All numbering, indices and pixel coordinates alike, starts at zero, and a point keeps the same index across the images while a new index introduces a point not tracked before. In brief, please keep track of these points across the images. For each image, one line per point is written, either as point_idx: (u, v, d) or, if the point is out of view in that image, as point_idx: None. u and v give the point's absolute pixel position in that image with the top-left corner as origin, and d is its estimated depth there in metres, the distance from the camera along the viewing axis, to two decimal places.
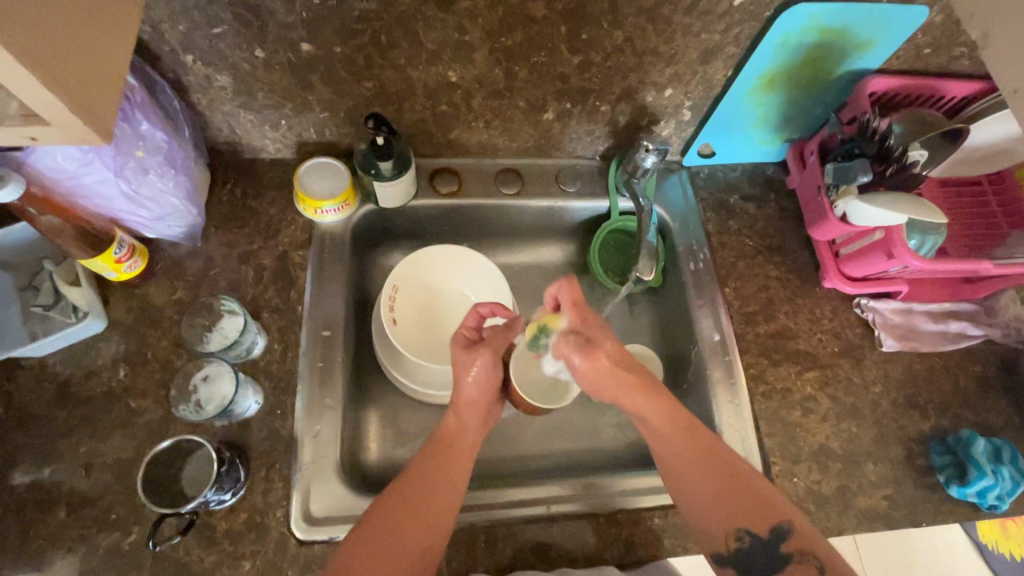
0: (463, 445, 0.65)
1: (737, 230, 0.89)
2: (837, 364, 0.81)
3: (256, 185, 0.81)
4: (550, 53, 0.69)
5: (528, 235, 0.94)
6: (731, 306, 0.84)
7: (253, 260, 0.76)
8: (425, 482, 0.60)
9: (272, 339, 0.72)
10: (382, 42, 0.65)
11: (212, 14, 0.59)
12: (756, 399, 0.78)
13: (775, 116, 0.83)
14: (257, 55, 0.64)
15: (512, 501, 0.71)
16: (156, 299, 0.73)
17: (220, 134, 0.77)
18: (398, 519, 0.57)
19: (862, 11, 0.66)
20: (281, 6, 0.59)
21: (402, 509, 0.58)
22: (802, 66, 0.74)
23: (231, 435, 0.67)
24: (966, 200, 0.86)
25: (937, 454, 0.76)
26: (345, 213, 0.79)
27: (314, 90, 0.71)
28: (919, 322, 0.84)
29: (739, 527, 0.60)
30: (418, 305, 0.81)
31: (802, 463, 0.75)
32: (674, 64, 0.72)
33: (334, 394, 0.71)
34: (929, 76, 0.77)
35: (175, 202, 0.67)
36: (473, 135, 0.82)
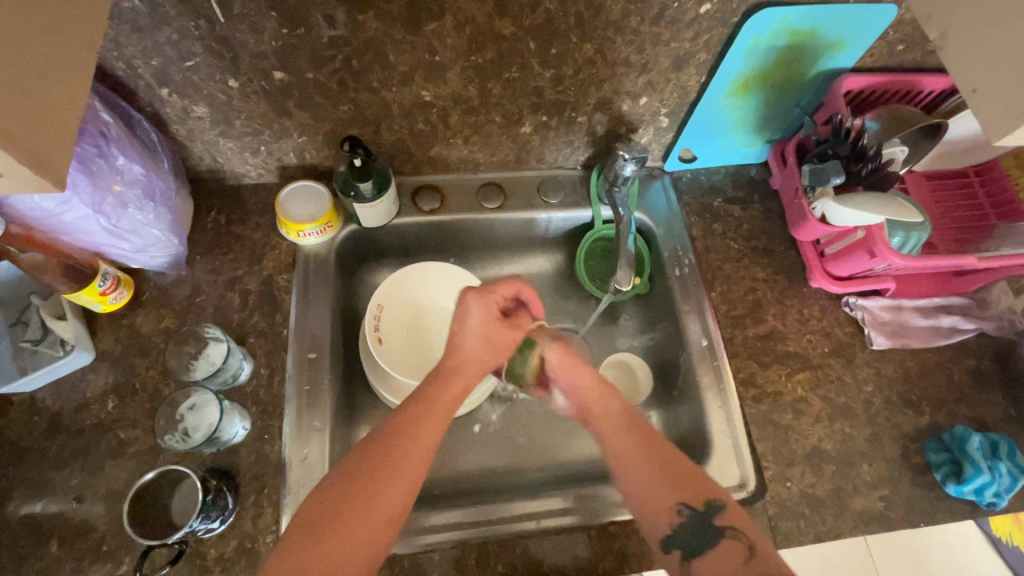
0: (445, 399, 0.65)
1: (722, 233, 0.88)
2: (827, 364, 0.80)
3: (240, 211, 0.82)
4: (521, 68, 0.69)
5: (514, 247, 0.94)
6: (718, 310, 0.83)
7: (238, 285, 0.77)
8: (414, 437, 0.60)
9: (259, 364, 0.73)
10: (354, 67, 0.65)
11: (184, 48, 0.60)
12: (747, 403, 0.77)
13: (753, 119, 0.82)
14: (231, 85, 0.65)
15: (521, 513, 0.72)
16: (143, 328, 0.74)
17: (202, 162, 0.78)
18: (371, 477, 0.57)
19: (831, 11, 0.66)
20: (251, 37, 0.60)
21: (378, 470, 0.57)
22: (776, 68, 0.74)
23: (220, 462, 0.67)
24: (952, 193, 0.86)
25: (933, 452, 0.75)
26: (327, 235, 0.80)
27: (292, 116, 0.71)
28: (910, 318, 0.83)
29: (680, 501, 0.60)
30: (403, 322, 0.81)
31: (796, 466, 0.74)
32: (646, 72, 0.72)
33: (322, 416, 0.72)
34: (905, 72, 0.76)
35: (156, 233, 0.68)
36: (452, 151, 0.83)
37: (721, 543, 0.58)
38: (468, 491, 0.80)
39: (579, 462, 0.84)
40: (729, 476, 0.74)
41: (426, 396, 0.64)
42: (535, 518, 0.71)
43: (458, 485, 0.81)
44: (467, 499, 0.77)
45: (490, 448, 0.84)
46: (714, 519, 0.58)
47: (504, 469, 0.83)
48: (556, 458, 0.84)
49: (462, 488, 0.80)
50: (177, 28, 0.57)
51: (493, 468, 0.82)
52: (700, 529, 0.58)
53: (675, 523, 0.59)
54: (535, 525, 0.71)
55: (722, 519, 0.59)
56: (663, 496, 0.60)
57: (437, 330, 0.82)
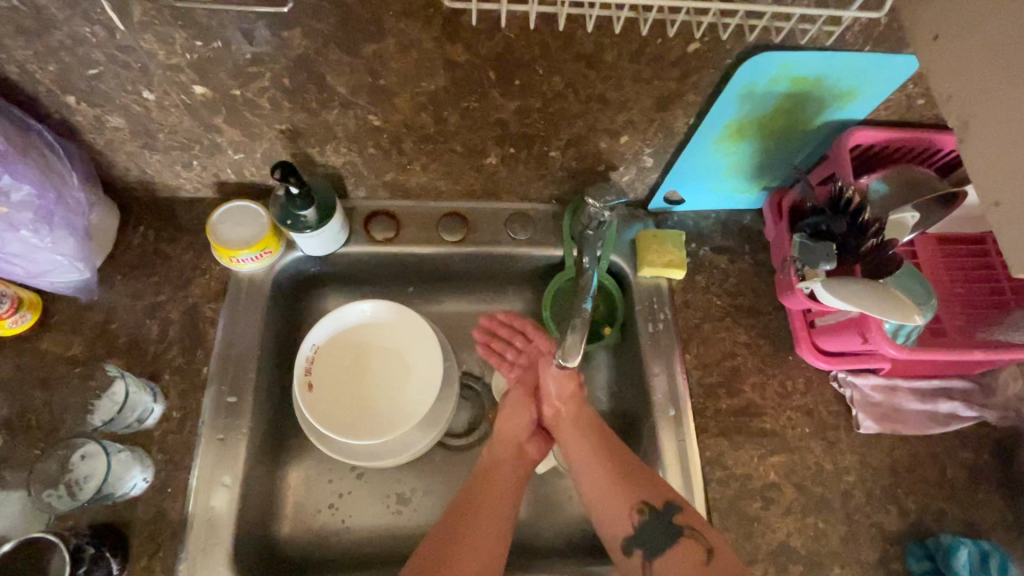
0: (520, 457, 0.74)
1: (704, 287, 0.80)
2: (806, 447, 0.72)
3: (171, 227, 0.74)
4: (482, 99, 0.60)
5: (480, 282, 0.86)
6: (690, 375, 0.75)
7: (159, 312, 0.70)
8: (484, 532, 0.65)
9: (171, 406, 0.66)
10: (286, 86, 0.57)
11: (83, 55, 0.52)
12: (711, 486, 0.70)
13: (748, 165, 0.73)
14: (146, 97, 0.57)
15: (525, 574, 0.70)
16: (48, 354, 0.66)
17: (129, 174, 0.70)
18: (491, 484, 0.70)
19: (839, 59, 0.56)
20: (159, 48, 0.52)
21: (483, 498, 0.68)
22: (775, 116, 0.65)
23: (113, 517, 0.60)
24: (969, 262, 0.76)
25: (913, 558, 0.67)
26: (265, 262, 0.72)
27: (223, 132, 0.63)
28: (904, 401, 0.74)
29: (641, 501, 0.67)
30: (344, 365, 0.74)
31: (758, 564, 0.66)
32: (626, 110, 0.64)
33: (233, 471, 0.64)
34: (924, 128, 0.67)
35: (58, 258, 0.61)
36: (411, 178, 0.74)
37: (679, 543, 0.65)
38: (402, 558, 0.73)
39: (524, 528, 0.77)
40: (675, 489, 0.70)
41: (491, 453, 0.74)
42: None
43: None
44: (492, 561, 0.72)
45: None
46: (672, 518, 0.65)
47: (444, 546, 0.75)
48: None
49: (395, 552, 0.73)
50: (68, 32, 0.49)
51: None
52: (660, 531, 0.66)
53: (636, 523, 0.66)
54: None
55: (680, 519, 0.65)
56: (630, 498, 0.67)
57: (379, 376, 0.74)
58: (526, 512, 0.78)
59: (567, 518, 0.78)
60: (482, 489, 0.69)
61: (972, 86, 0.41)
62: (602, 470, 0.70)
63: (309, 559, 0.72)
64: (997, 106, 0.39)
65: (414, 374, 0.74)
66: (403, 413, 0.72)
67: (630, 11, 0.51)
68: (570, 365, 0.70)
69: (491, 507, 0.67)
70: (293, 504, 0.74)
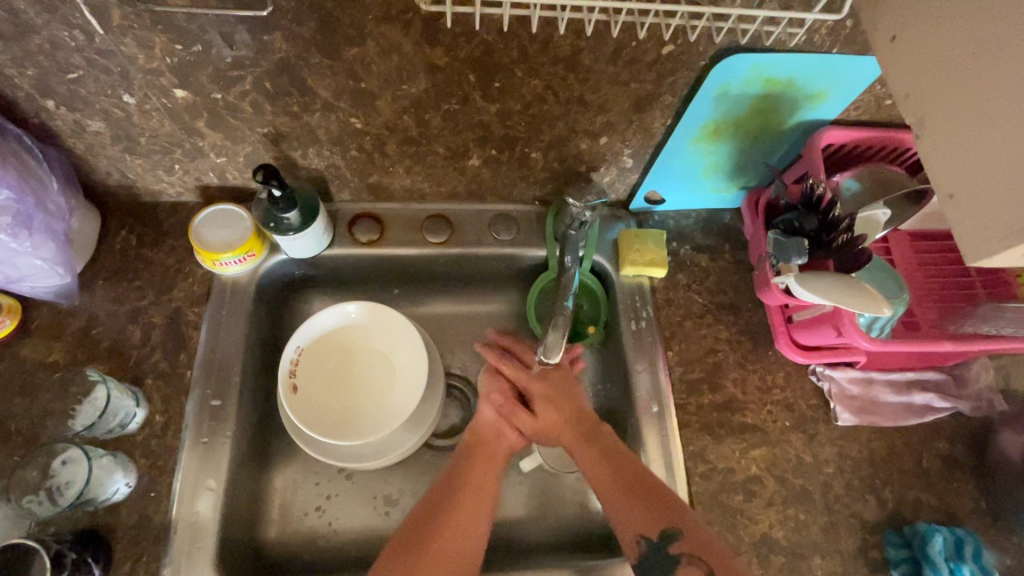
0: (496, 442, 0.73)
1: (685, 285, 0.81)
2: (787, 440, 0.74)
3: (153, 231, 0.74)
4: (463, 101, 0.61)
5: (465, 283, 0.87)
6: (673, 371, 0.76)
7: (142, 317, 0.69)
8: (463, 503, 0.65)
9: (154, 411, 0.65)
10: (267, 89, 0.57)
11: (62, 59, 0.52)
12: (694, 480, 0.71)
13: (726, 165, 0.75)
14: (126, 101, 0.57)
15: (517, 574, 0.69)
16: (28, 361, 0.66)
17: (110, 178, 0.70)
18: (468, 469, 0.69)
19: (809, 61, 0.58)
20: (139, 52, 0.52)
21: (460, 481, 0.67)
22: (749, 117, 0.67)
23: (95, 523, 0.60)
24: (940, 256, 0.78)
25: (891, 547, 0.69)
26: (249, 265, 0.72)
27: (205, 136, 0.63)
28: (880, 394, 0.76)
29: (645, 531, 0.62)
30: (329, 367, 0.74)
31: (741, 556, 0.68)
32: (605, 112, 0.65)
33: (218, 474, 0.64)
34: (893, 127, 0.69)
35: (38, 262, 0.60)
36: (394, 180, 0.75)
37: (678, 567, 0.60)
38: None
39: (512, 526, 0.78)
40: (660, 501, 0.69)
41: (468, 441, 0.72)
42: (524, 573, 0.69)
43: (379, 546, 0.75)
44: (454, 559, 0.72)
45: None
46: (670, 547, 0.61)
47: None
48: None
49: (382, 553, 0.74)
50: (47, 36, 0.50)
51: None
52: (657, 559, 0.61)
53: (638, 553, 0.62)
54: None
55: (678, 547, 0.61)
56: (634, 522, 0.63)
57: (365, 378, 0.74)
58: (513, 511, 0.79)
59: (554, 516, 0.79)
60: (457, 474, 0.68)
61: (926, 80, 0.39)
62: (608, 477, 0.66)
63: (296, 563, 0.72)
64: (947, 94, 0.37)
65: (399, 375, 0.74)
66: (389, 414, 0.73)
67: (603, 14, 0.52)
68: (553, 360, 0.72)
69: (468, 478, 0.68)
70: (279, 507, 0.74)
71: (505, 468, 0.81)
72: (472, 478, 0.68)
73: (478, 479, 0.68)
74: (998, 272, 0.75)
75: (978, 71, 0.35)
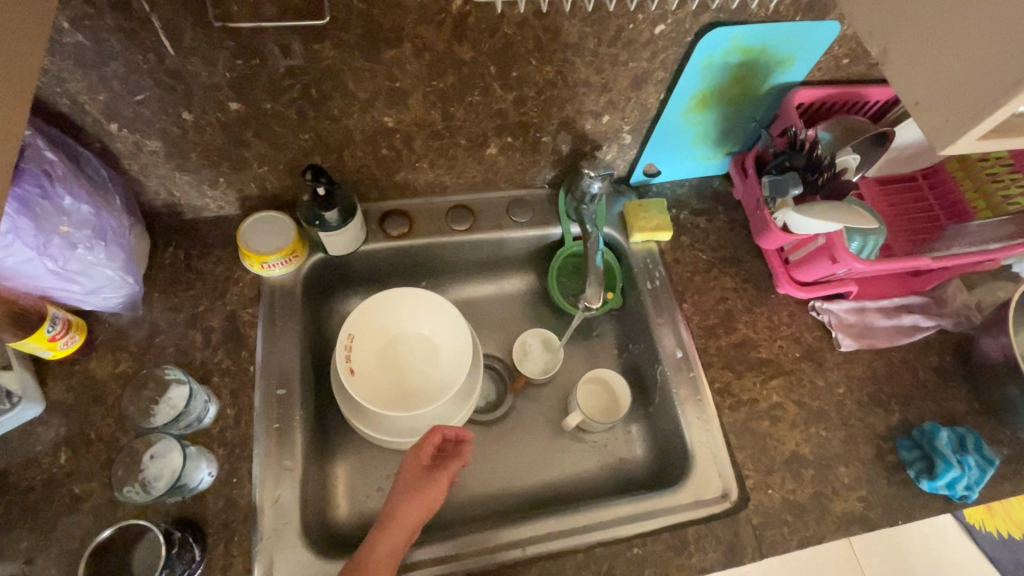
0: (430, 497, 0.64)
1: (690, 245, 0.90)
2: (799, 369, 0.82)
3: (200, 245, 0.79)
4: (484, 92, 0.69)
5: (488, 268, 0.94)
6: (690, 321, 0.84)
7: (200, 322, 0.74)
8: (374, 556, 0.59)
9: (224, 405, 0.70)
10: (313, 96, 0.64)
11: (133, 82, 0.58)
12: (724, 412, 0.78)
13: (713, 132, 0.84)
14: (185, 118, 0.63)
15: (508, 540, 0.70)
16: (98, 374, 0.70)
17: (158, 198, 0.75)
18: (395, 509, 0.63)
19: (778, 29, 0.68)
20: (204, 69, 0.58)
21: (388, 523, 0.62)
22: (731, 84, 0.76)
23: (185, 511, 0.63)
24: (907, 196, 0.89)
25: (905, 449, 0.77)
26: (293, 266, 0.77)
27: (252, 146, 0.70)
28: (874, 319, 0.85)
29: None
30: (377, 352, 0.79)
31: (776, 473, 0.74)
32: (607, 92, 0.74)
33: (294, 455, 0.69)
34: (851, 84, 0.79)
35: (111, 273, 0.65)
36: (419, 176, 0.82)
37: None
38: (458, 521, 0.80)
39: (561, 483, 0.83)
40: (713, 487, 0.73)
41: (406, 487, 0.65)
42: (522, 545, 0.70)
43: (441, 515, 0.80)
44: (437, 534, 0.75)
45: (475, 471, 0.83)
46: None
47: (487, 512, 0.81)
48: (539, 479, 0.83)
49: (448, 518, 0.80)
50: (123, 61, 0.56)
51: (477, 496, 0.82)
52: None
53: None
54: (524, 552, 0.70)
55: None
56: None
57: (412, 359, 0.80)
58: (560, 468, 0.84)
59: (599, 469, 0.84)
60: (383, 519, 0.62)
61: (886, 15, 0.47)
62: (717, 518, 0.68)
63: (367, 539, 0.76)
64: (904, 23, 0.45)
65: (444, 352, 0.80)
66: (440, 388, 0.78)
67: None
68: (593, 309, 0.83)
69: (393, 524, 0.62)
70: (344, 490, 0.78)
71: (548, 432, 0.87)
72: (394, 528, 0.61)
73: (402, 521, 0.62)
74: (946, 184, 0.89)
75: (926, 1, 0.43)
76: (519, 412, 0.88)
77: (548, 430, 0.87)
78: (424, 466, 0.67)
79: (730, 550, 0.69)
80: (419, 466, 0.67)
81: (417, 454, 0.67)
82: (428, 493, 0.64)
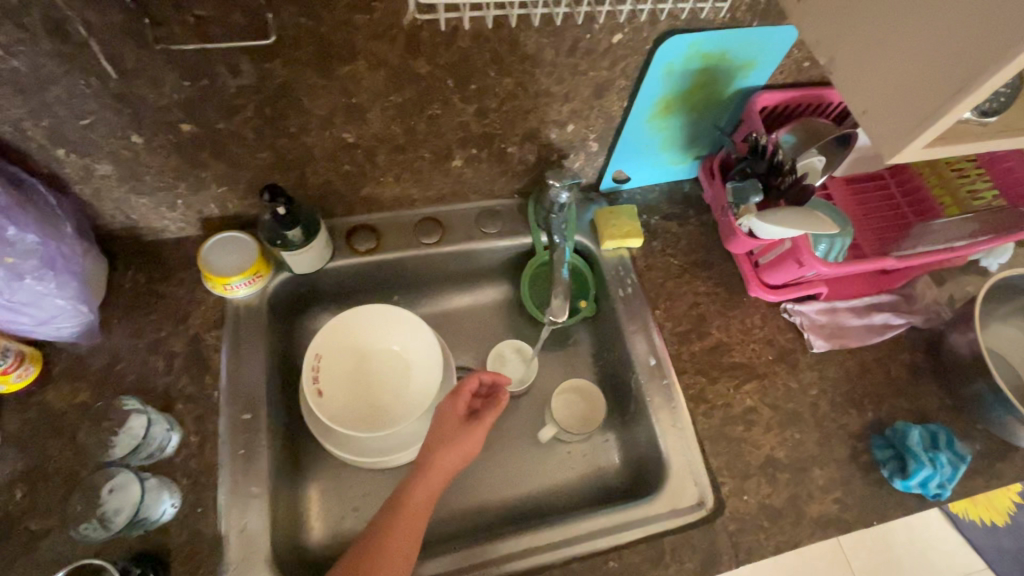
0: (466, 446, 0.65)
1: (661, 251, 0.89)
2: (772, 371, 0.82)
3: (161, 267, 0.77)
4: (444, 105, 0.68)
5: (461, 280, 0.93)
6: (663, 327, 0.84)
7: (162, 347, 0.72)
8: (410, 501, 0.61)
9: (188, 432, 0.68)
10: (268, 114, 0.63)
11: (77, 106, 0.56)
12: (699, 418, 0.78)
13: (679, 137, 0.84)
14: (135, 140, 0.62)
15: (498, 555, 0.69)
16: (55, 405, 0.67)
17: (114, 221, 0.73)
18: (433, 451, 0.64)
19: (736, 34, 0.68)
20: (150, 91, 0.57)
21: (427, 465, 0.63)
22: (694, 90, 0.76)
23: (148, 545, 0.62)
24: (874, 195, 0.90)
25: (878, 448, 0.77)
26: (258, 286, 0.76)
27: (208, 167, 0.68)
28: (845, 319, 0.85)
29: None
30: (347, 371, 0.78)
31: (752, 478, 0.74)
32: (570, 101, 0.73)
33: (260, 481, 0.67)
34: (813, 86, 0.80)
35: (61, 302, 0.64)
36: (384, 190, 0.81)
37: None
38: (435, 540, 0.78)
39: (539, 495, 0.83)
40: (688, 494, 0.73)
41: (443, 432, 0.65)
42: (509, 559, 0.69)
43: None
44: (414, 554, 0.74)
45: (452, 488, 0.82)
46: None
47: (464, 528, 0.80)
48: (518, 492, 0.83)
49: (424, 536, 0.78)
50: (64, 86, 0.54)
51: (454, 513, 0.81)
52: None
53: None
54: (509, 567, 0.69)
55: None
56: None
57: (382, 376, 0.79)
58: (538, 479, 0.84)
59: (577, 480, 0.84)
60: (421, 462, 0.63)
61: (831, 24, 0.47)
62: None
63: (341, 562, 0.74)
64: (849, 32, 0.45)
65: (416, 368, 0.79)
66: (412, 405, 0.77)
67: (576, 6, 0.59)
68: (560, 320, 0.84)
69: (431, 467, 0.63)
70: (318, 513, 0.76)
71: (525, 444, 0.86)
72: (433, 471, 0.63)
73: (441, 464, 0.63)
74: (913, 182, 0.89)
75: (868, 10, 0.43)
76: (496, 425, 0.87)
77: (525, 442, 0.86)
78: (461, 412, 0.67)
79: (706, 558, 0.69)
80: (457, 410, 0.67)
81: (457, 397, 0.68)
82: (464, 444, 0.65)
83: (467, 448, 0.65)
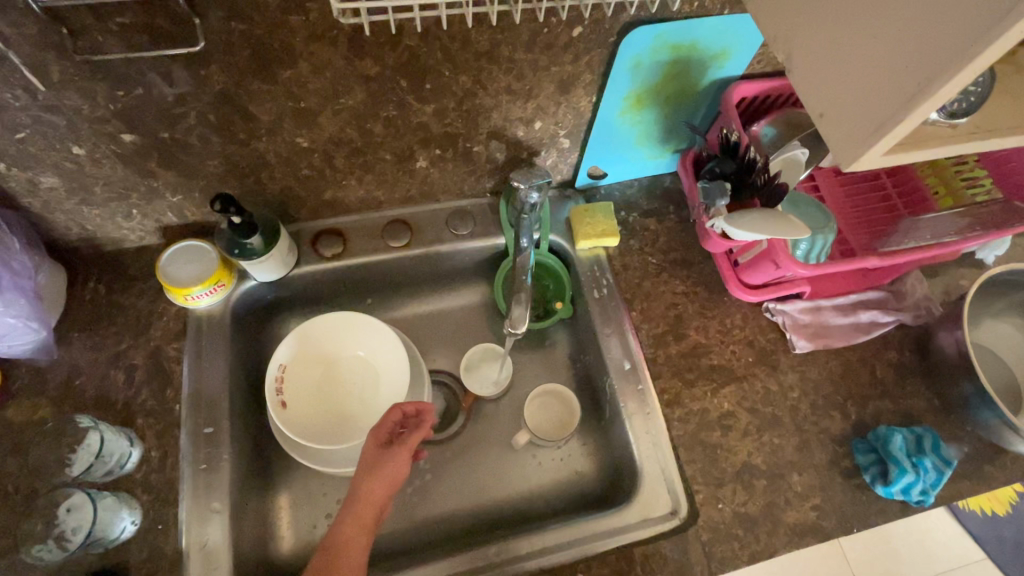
0: (393, 472, 0.60)
1: (639, 249, 0.86)
2: (752, 374, 0.79)
3: (122, 278, 0.76)
4: (399, 106, 0.65)
5: (434, 282, 0.90)
6: (639, 329, 0.81)
7: (123, 360, 0.71)
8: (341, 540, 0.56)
9: (149, 447, 0.67)
10: (213, 122, 0.60)
11: (8, 120, 0.54)
12: (674, 424, 0.76)
13: (655, 131, 0.80)
14: (76, 152, 0.60)
15: (507, 555, 0.69)
16: (15, 421, 0.67)
17: (71, 233, 0.72)
18: (357, 485, 0.59)
19: (705, 24, 0.64)
20: (83, 102, 0.55)
21: (353, 500, 0.58)
22: (666, 82, 0.72)
23: (108, 562, 0.61)
24: (863, 187, 0.86)
25: (860, 453, 0.74)
26: (220, 295, 0.74)
27: (158, 176, 0.66)
28: (829, 318, 0.82)
29: None
30: (314, 380, 0.77)
31: (726, 486, 0.72)
32: (533, 98, 0.70)
33: (222, 496, 0.66)
34: None
35: (10, 320, 0.63)
36: (348, 193, 0.78)
37: None
38: (409, 549, 0.78)
39: (517, 499, 0.81)
40: (660, 505, 0.71)
41: (366, 462, 0.61)
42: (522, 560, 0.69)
43: (390, 542, 0.78)
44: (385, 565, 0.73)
45: (426, 497, 0.81)
46: None
47: (436, 537, 0.79)
48: (495, 496, 0.81)
49: (397, 545, 0.78)
50: None
51: (428, 520, 0.80)
52: None
53: None
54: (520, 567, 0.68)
55: None
56: None
57: (351, 384, 0.77)
58: (515, 484, 0.82)
59: (552, 485, 0.82)
60: (350, 497, 0.59)
61: (789, 16, 0.43)
62: None
63: None
64: (806, 26, 0.42)
65: (384, 375, 0.77)
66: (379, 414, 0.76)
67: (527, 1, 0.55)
68: (520, 332, 0.78)
69: (358, 502, 0.58)
70: (288, 523, 0.75)
71: (499, 449, 0.84)
72: (361, 506, 0.58)
73: (369, 496, 0.59)
74: (905, 173, 0.85)
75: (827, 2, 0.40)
76: (470, 430, 0.85)
77: (500, 447, 0.85)
78: (383, 443, 0.63)
79: (677, 568, 0.68)
80: (379, 440, 0.63)
81: (379, 430, 0.64)
82: (389, 474, 0.60)
83: (394, 477, 0.60)
